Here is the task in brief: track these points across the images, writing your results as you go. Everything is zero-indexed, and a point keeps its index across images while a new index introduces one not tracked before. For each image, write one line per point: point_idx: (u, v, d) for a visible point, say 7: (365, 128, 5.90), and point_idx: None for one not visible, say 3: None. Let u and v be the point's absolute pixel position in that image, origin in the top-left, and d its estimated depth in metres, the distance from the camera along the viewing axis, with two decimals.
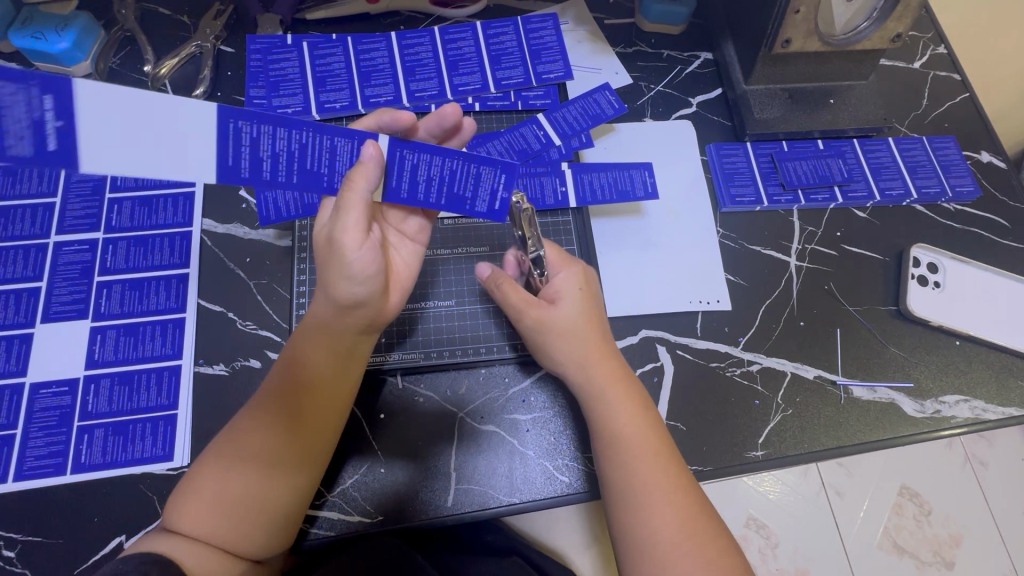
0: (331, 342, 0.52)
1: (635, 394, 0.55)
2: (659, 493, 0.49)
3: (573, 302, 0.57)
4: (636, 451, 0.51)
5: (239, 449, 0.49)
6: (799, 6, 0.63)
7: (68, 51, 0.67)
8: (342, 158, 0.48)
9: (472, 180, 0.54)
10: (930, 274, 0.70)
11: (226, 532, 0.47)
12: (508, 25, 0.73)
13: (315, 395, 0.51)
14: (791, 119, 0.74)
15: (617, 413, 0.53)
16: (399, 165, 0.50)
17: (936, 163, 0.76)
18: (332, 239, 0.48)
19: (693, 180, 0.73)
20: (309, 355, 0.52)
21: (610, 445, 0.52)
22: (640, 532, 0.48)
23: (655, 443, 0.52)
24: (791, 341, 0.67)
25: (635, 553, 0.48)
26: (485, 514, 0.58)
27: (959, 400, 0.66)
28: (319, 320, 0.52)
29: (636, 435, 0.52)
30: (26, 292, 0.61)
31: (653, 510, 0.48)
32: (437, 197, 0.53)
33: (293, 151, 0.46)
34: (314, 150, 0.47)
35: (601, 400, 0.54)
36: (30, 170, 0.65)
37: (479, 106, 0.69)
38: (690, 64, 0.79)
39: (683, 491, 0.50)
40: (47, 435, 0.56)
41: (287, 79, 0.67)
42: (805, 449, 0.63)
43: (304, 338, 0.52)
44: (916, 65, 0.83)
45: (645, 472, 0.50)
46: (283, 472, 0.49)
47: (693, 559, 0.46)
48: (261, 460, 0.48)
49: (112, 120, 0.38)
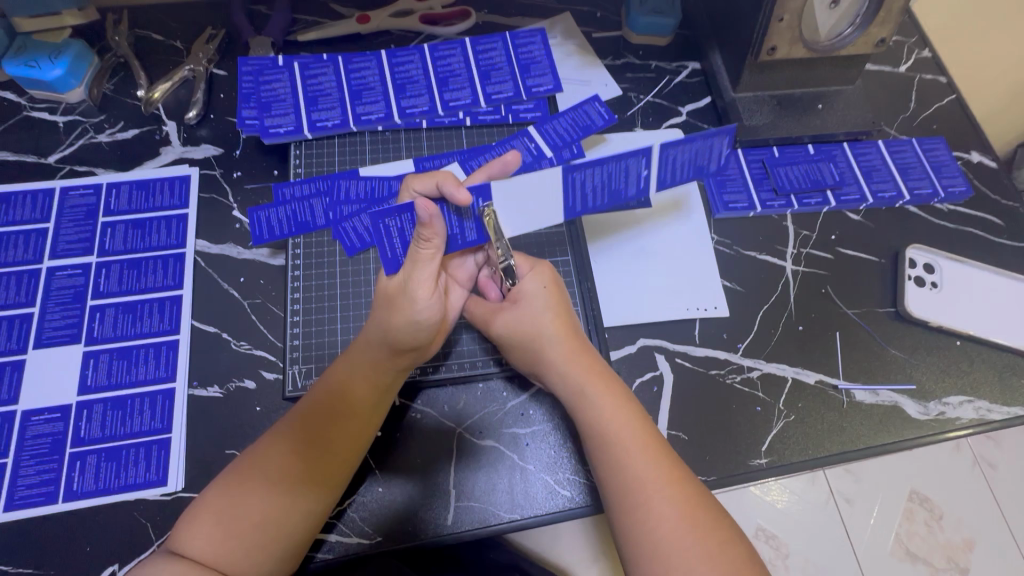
0: (374, 376, 0.53)
1: (609, 383, 0.55)
2: (654, 490, 0.48)
3: (538, 294, 0.57)
4: (626, 449, 0.50)
5: (267, 466, 0.49)
6: (783, 14, 0.65)
7: (60, 78, 0.68)
8: (632, 173, 0.58)
9: (706, 150, 0.58)
10: (927, 275, 0.70)
11: (234, 560, 0.46)
12: (497, 41, 0.73)
13: (347, 429, 0.51)
14: (780, 124, 0.75)
15: (605, 410, 0.52)
16: (663, 163, 0.58)
17: (927, 164, 0.76)
18: (404, 289, 0.52)
19: (687, 189, 0.73)
20: (351, 382, 0.53)
21: (603, 447, 0.51)
22: (639, 533, 0.47)
23: (646, 438, 0.51)
24: (790, 345, 0.66)
25: (637, 553, 0.47)
26: (485, 532, 0.57)
27: (964, 401, 0.65)
28: (359, 355, 0.53)
29: (625, 431, 0.51)
30: (19, 318, 0.60)
31: (649, 512, 0.47)
32: (684, 175, 0.60)
33: (603, 179, 0.57)
34: (616, 171, 0.57)
35: (585, 397, 0.53)
36: (24, 197, 0.65)
37: (470, 121, 0.69)
38: (678, 74, 0.80)
39: (682, 486, 0.48)
40: (39, 463, 0.55)
41: (279, 99, 0.67)
42: (809, 455, 0.62)
43: (338, 371, 0.53)
44: (901, 69, 0.84)
45: (639, 471, 0.49)
46: (303, 496, 0.48)
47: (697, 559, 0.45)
48: (293, 487, 0.48)
49: (512, 208, 0.56)
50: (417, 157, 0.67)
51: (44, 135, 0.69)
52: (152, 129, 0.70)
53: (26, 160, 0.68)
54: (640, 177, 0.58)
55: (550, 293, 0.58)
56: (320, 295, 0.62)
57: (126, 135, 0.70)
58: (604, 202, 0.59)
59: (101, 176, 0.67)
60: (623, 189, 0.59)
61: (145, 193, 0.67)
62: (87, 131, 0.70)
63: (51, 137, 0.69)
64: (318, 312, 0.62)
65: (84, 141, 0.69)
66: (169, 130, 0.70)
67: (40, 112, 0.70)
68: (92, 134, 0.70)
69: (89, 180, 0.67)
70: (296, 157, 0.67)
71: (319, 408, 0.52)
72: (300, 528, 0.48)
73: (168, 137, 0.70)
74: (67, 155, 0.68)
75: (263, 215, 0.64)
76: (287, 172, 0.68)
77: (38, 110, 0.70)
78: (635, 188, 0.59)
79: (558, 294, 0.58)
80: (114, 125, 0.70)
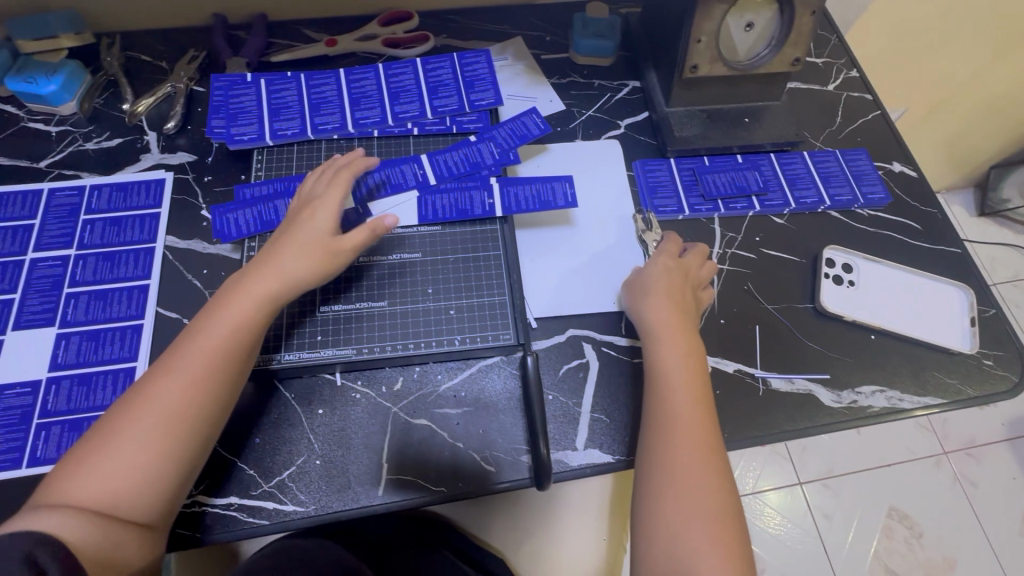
0: (254, 295, 0.58)
1: (691, 344, 0.63)
2: (688, 431, 0.57)
3: (659, 273, 0.67)
4: (679, 399, 0.59)
5: (156, 407, 0.52)
6: (700, 36, 0.72)
7: (55, 93, 0.76)
8: (477, 198, 0.71)
9: (550, 190, 0.72)
10: (845, 274, 0.75)
11: (120, 494, 0.49)
12: (445, 60, 0.78)
13: (228, 350, 0.56)
14: (709, 136, 0.81)
15: (669, 356, 0.62)
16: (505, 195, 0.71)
17: (848, 173, 0.82)
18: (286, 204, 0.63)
19: (621, 194, 0.79)
20: (238, 305, 0.57)
21: (661, 395, 0.60)
22: (664, 464, 0.55)
23: (700, 391, 0.60)
24: (713, 337, 0.70)
25: (654, 476, 0.55)
26: (413, 503, 0.61)
27: (877, 390, 0.69)
28: (224, 314, 0.57)
29: (683, 380, 0.60)
30: (1, 303, 0.67)
31: (680, 450, 0.56)
32: (531, 204, 0.70)
33: (452, 201, 0.70)
34: (463, 196, 0.71)
35: (662, 342, 0.63)
36: (15, 197, 0.73)
37: (417, 131, 0.74)
38: (619, 91, 0.87)
39: (710, 437, 0.57)
40: (8, 432, 0.61)
41: (245, 111, 0.73)
42: (725, 438, 0.65)
43: (206, 323, 0.57)
44: (830, 86, 0.90)
45: (686, 417, 0.58)
46: (181, 425, 0.53)
47: (703, 495, 0.53)
48: (168, 425, 0.52)
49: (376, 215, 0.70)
50: (366, 163, 0.72)
51: (37, 143, 0.77)
52: (134, 138, 0.78)
53: (20, 164, 0.75)
54: (485, 200, 0.71)
55: (680, 275, 0.68)
56: None
57: (111, 143, 0.77)
58: (450, 216, 0.70)
59: (86, 179, 0.75)
60: (467, 204, 0.70)
61: (123, 193, 0.74)
62: (76, 140, 0.78)
63: (43, 145, 0.77)
64: None
65: (73, 149, 0.77)
66: (149, 139, 0.78)
67: (36, 123, 0.78)
68: (80, 142, 0.77)
69: (74, 182, 0.74)
70: (257, 162, 0.72)
71: (184, 356, 0.55)
72: (191, 456, 0.53)
73: (148, 146, 0.78)
74: (57, 161, 0.76)
75: (224, 215, 0.70)
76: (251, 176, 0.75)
77: (34, 121, 0.78)
78: (482, 208, 0.70)
79: (682, 275, 0.68)
80: (101, 134, 0.78)
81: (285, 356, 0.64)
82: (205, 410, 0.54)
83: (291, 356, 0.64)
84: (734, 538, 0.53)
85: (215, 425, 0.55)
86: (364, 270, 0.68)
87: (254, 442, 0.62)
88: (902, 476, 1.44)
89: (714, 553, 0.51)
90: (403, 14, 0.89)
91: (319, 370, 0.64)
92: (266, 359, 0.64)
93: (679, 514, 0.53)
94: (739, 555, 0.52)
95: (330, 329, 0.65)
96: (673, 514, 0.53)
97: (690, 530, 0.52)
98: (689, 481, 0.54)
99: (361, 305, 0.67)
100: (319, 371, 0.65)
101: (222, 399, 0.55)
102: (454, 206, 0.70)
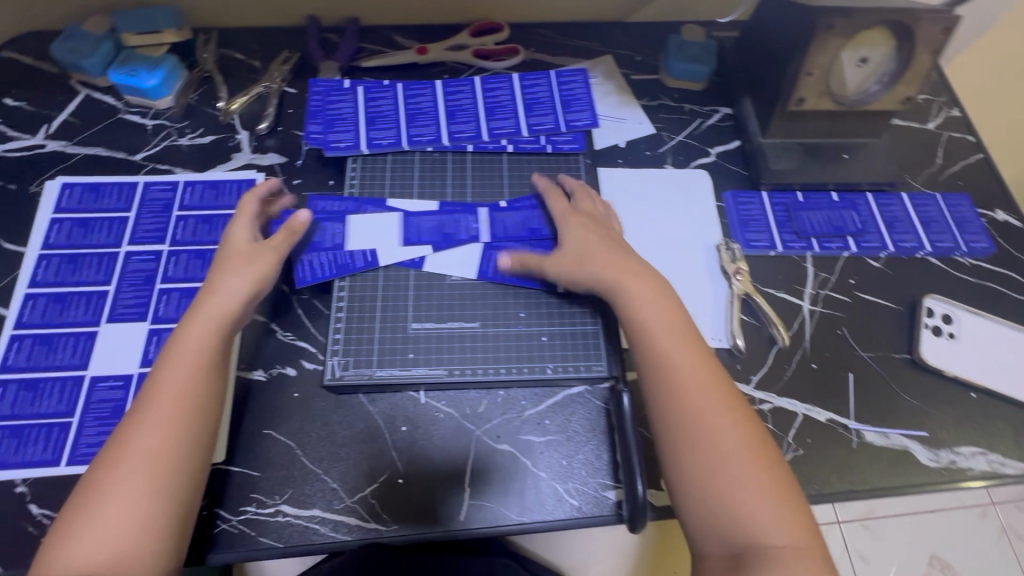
0: (205, 330, 0.57)
1: (652, 281, 0.62)
2: (680, 368, 0.56)
3: (576, 229, 0.66)
4: (669, 342, 0.58)
5: (134, 450, 0.51)
6: (811, 69, 0.71)
7: (154, 88, 0.77)
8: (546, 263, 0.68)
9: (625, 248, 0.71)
10: (944, 325, 0.71)
11: (123, 551, 0.48)
12: (542, 78, 0.79)
13: (192, 381, 0.55)
14: (805, 171, 0.78)
15: (637, 296, 0.61)
16: None
17: (950, 218, 0.78)
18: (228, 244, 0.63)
19: (711, 225, 0.77)
20: (189, 344, 0.57)
21: (648, 342, 0.58)
22: (680, 413, 0.54)
23: (680, 329, 0.59)
24: (803, 382, 0.68)
25: (674, 422, 0.54)
26: (495, 531, 0.59)
27: (976, 452, 0.65)
28: (189, 341, 0.57)
29: (660, 319, 0.59)
30: (96, 294, 0.67)
31: (690, 394, 0.55)
32: None
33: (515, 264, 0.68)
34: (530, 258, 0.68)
35: (619, 289, 0.61)
36: (112, 188, 0.74)
37: (512, 148, 0.74)
38: (710, 117, 0.85)
39: (714, 376, 0.56)
40: (100, 425, 0.61)
41: (342, 117, 0.74)
42: (817, 490, 0.63)
43: (170, 361, 0.56)
44: (929, 125, 0.87)
45: (672, 354, 0.57)
46: (158, 461, 0.51)
47: (733, 435, 0.52)
48: (158, 467, 0.51)
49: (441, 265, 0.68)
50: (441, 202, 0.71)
51: (134, 135, 0.78)
52: (226, 136, 0.78)
53: (117, 155, 0.76)
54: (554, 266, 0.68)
55: (596, 229, 0.66)
56: (363, 299, 0.65)
57: (204, 140, 0.78)
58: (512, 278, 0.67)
59: (179, 174, 0.75)
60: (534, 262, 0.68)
61: (216, 192, 0.74)
62: (170, 135, 0.78)
63: (140, 137, 0.78)
64: (361, 309, 0.65)
65: (167, 143, 0.78)
66: (242, 138, 0.78)
67: (133, 115, 0.79)
68: (175, 137, 0.78)
69: (168, 177, 0.75)
70: (352, 169, 0.72)
71: (155, 400, 0.54)
72: (188, 487, 0.52)
73: (240, 145, 0.78)
74: (152, 154, 0.77)
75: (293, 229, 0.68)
76: (341, 182, 0.74)
77: (131, 113, 0.79)
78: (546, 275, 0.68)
79: (604, 228, 0.67)
80: (194, 130, 0.79)
81: (375, 372, 0.62)
82: (194, 440, 0.53)
83: (382, 372, 0.62)
84: (774, 468, 0.52)
85: (205, 453, 0.54)
86: (454, 287, 0.67)
87: (339, 455, 0.61)
88: (953, 527, 1.39)
89: (758, 488, 0.50)
90: (494, 26, 0.89)
91: (405, 387, 0.64)
92: (354, 373, 0.62)
93: (711, 456, 0.52)
94: (784, 483, 0.51)
95: (418, 347, 0.64)
96: (705, 457, 0.52)
97: (730, 468, 0.51)
98: (714, 428, 0.53)
99: (453, 324, 0.65)
100: (404, 388, 0.64)
101: (207, 423, 0.55)
102: (519, 267, 0.68)
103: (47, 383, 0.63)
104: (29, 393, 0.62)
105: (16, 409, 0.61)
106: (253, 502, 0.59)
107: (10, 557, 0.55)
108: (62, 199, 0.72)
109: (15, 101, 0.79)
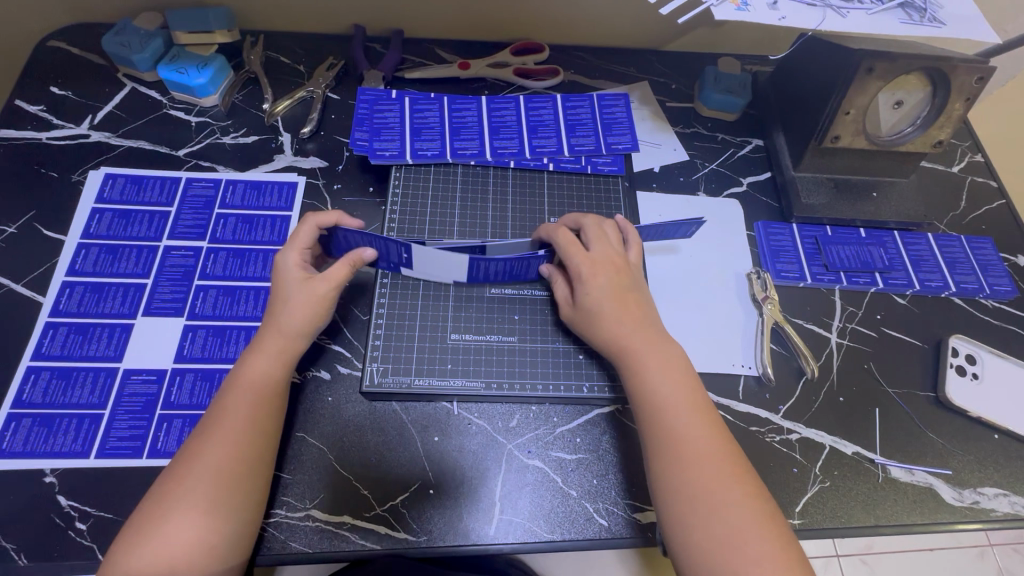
0: (282, 359, 0.58)
1: (664, 348, 0.61)
2: (689, 439, 0.54)
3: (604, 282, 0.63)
4: (678, 403, 0.57)
5: (197, 469, 0.51)
6: (849, 108, 0.72)
7: (202, 85, 0.78)
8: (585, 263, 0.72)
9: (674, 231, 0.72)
10: (969, 365, 0.73)
11: (181, 564, 0.48)
12: (585, 101, 0.83)
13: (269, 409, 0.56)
14: (835, 207, 0.80)
15: (649, 361, 0.59)
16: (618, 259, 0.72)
17: (974, 261, 0.80)
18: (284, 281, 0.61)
19: (742, 253, 0.78)
20: (257, 373, 0.57)
21: (655, 404, 0.57)
22: (686, 480, 0.52)
23: (694, 400, 0.57)
24: (831, 414, 0.69)
25: (686, 496, 0.52)
26: (523, 549, 0.58)
27: (999, 493, 0.66)
28: (259, 376, 0.57)
29: (675, 391, 0.57)
30: (134, 286, 0.67)
31: (700, 464, 0.53)
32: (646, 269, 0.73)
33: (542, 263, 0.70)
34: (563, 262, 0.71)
35: (631, 356, 0.60)
36: (155, 182, 0.74)
37: (553, 166, 0.77)
38: (742, 147, 0.87)
39: (718, 441, 0.55)
40: (131, 418, 0.60)
41: (388, 126, 0.76)
42: (843, 523, 0.63)
43: (241, 392, 0.55)
44: (954, 169, 0.89)
45: (682, 426, 0.55)
46: (219, 486, 0.51)
47: (744, 508, 0.51)
48: (222, 494, 0.51)
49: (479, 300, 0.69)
50: (485, 219, 0.73)
51: (178, 131, 0.79)
52: (269, 137, 0.79)
53: (159, 150, 0.77)
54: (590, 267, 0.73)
55: (616, 280, 0.63)
56: (402, 313, 0.67)
57: (247, 140, 0.79)
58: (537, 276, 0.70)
59: (222, 173, 0.76)
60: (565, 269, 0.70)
61: (257, 192, 0.75)
62: (213, 133, 0.79)
63: (183, 134, 0.78)
64: (401, 316, 0.67)
65: (210, 141, 0.78)
66: (284, 140, 0.79)
67: (177, 111, 0.80)
68: (218, 135, 0.79)
69: (211, 175, 0.76)
70: (395, 178, 0.74)
71: (221, 422, 0.54)
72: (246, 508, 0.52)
73: (282, 146, 0.79)
74: (194, 151, 0.77)
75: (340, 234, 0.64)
76: (382, 190, 0.76)
77: (176, 110, 0.80)
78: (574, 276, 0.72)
79: (626, 275, 0.64)
80: (238, 130, 0.79)
81: (414, 381, 0.64)
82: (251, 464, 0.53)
83: (420, 381, 0.64)
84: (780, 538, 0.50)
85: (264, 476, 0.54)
86: (492, 301, 0.69)
87: (371, 461, 0.61)
88: None
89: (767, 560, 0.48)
90: (535, 46, 0.90)
91: (439, 396, 0.64)
92: (393, 381, 0.64)
93: (722, 526, 0.50)
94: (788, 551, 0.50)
95: (455, 359, 0.66)
96: (718, 531, 0.50)
97: (739, 540, 0.49)
98: (726, 501, 0.51)
99: (493, 337, 0.67)
100: (437, 398, 0.64)
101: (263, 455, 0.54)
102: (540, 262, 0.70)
103: (80, 373, 0.62)
104: (62, 382, 0.62)
105: (47, 397, 0.61)
106: (284, 505, 0.58)
107: (35, 548, 0.54)
108: (104, 190, 0.73)
109: (62, 90, 0.80)
